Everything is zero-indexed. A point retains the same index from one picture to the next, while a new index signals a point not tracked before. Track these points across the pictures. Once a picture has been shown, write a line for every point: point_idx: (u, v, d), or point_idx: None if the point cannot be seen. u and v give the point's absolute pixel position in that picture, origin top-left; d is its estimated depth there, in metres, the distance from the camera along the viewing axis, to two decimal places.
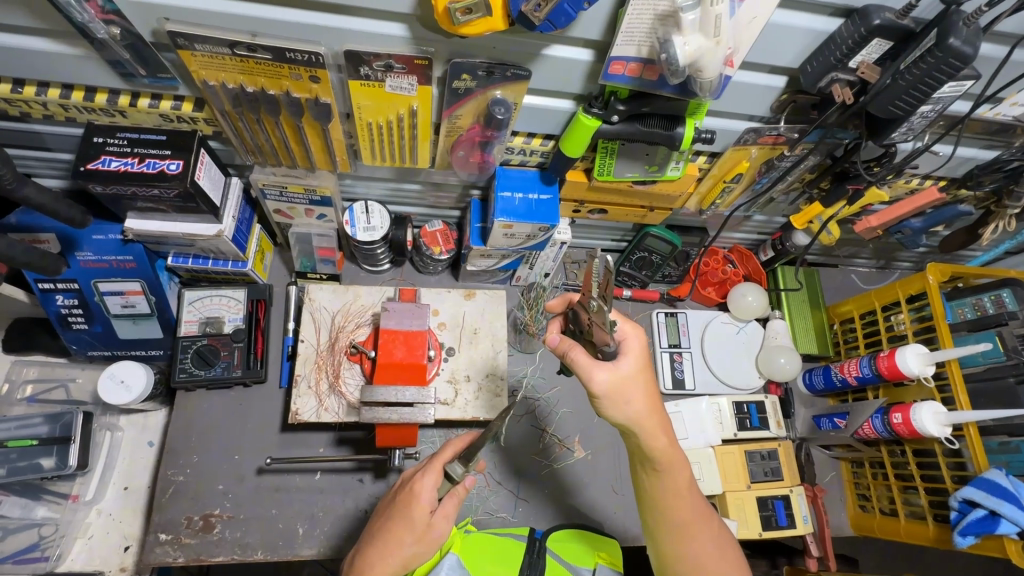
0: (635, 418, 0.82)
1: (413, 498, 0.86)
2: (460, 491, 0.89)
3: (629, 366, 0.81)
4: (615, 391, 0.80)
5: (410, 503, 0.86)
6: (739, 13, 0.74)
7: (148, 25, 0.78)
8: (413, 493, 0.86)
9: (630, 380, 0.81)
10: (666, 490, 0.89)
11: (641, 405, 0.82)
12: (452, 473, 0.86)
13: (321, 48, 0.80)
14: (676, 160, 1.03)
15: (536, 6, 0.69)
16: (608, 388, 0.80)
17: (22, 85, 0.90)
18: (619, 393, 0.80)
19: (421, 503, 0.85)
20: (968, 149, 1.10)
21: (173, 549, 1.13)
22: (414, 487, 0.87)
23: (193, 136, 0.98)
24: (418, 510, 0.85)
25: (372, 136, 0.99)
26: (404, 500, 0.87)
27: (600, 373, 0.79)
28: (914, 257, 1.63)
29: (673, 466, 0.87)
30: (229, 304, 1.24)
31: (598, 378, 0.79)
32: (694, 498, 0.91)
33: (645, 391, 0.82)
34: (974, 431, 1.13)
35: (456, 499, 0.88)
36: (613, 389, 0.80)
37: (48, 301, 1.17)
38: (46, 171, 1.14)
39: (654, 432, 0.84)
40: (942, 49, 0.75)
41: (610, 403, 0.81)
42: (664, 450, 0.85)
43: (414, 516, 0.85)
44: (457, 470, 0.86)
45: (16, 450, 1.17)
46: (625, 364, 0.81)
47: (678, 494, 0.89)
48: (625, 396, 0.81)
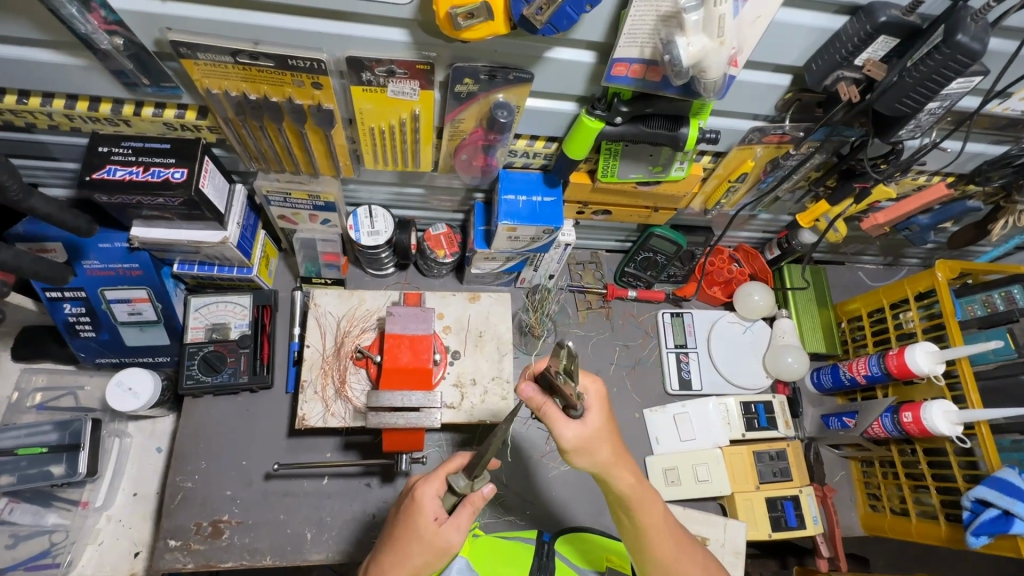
0: (606, 462, 0.78)
1: (415, 506, 0.84)
2: (476, 501, 0.84)
3: (595, 419, 0.76)
4: (584, 443, 0.76)
5: (414, 512, 0.84)
6: (743, 13, 0.73)
7: (151, 34, 0.78)
8: (415, 502, 0.85)
9: (598, 432, 0.76)
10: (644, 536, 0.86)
11: (610, 448, 0.78)
12: (454, 486, 0.83)
13: (323, 54, 0.80)
14: (681, 161, 1.02)
15: (538, 9, 0.68)
16: (576, 443, 0.75)
17: (27, 96, 0.90)
18: (591, 443, 0.76)
19: (425, 512, 0.84)
20: (976, 144, 1.09)
21: (182, 555, 1.13)
22: (416, 496, 0.85)
23: (197, 144, 0.98)
24: (423, 518, 0.84)
25: (375, 141, 0.99)
26: (408, 507, 0.86)
27: (568, 431, 0.75)
28: (922, 254, 1.61)
29: (646, 507, 0.84)
30: (235, 310, 1.24)
31: (564, 435, 0.75)
32: (675, 536, 0.88)
33: (608, 438, 0.78)
34: (985, 429, 1.12)
35: (470, 509, 0.84)
36: (585, 439, 0.76)
37: (56, 310, 1.17)
38: (52, 180, 1.14)
39: (622, 473, 0.80)
40: (950, 45, 0.74)
41: (580, 455, 0.77)
42: (632, 488, 0.81)
43: (419, 525, 0.84)
44: (460, 483, 0.83)
45: (26, 457, 1.18)
46: (591, 419, 0.76)
47: (656, 531, 0.86)
48: (593, 447, 0.77)
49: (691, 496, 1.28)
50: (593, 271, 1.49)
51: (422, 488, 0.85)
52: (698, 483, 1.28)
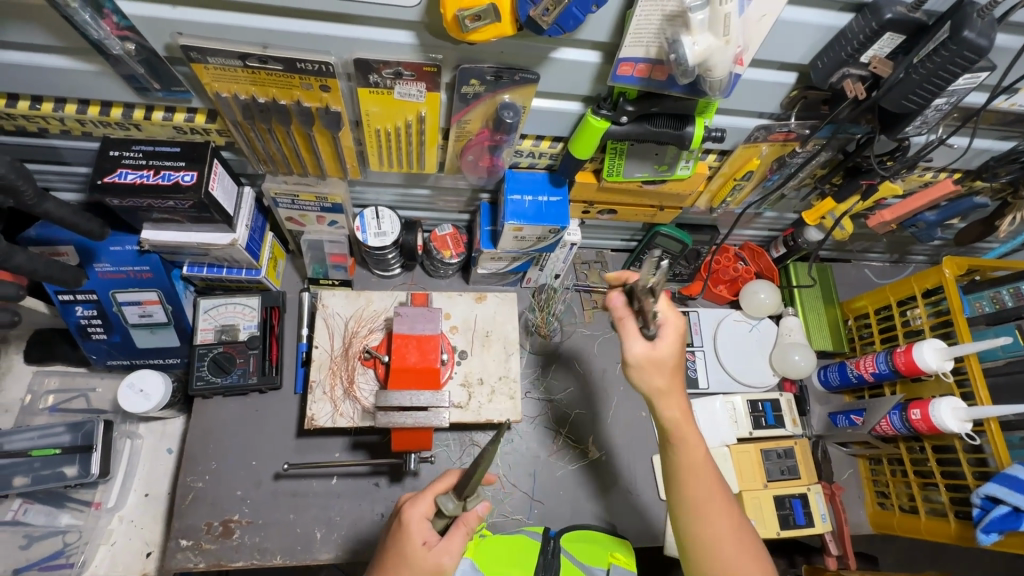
0: (664, 391, 0.85)
1: (403, 531, 0.85)
2: (469, 520, 0.86)
3: (669, 341, 0.84)
4: (647, 360, 0.84)
5: (403, 538, 0.85)
6: (748, 12, 0.73)
7: (162, 39, 0.79)
8: (403, 526, 0.85)
9: (662, 358, 0.84)
10: (695, 499, 0.86)
11: (668, 378, 0.85)
12: (443, 509, 0.83)
13: (331, 57, 0.81)
14: (686, 159, 1.03)
15: (544, 10, 0.69)
16: (643, 354, 0.83)
17: (40, 102, 0.92)
18: (653, 364, 0.84)
19: (412, 538, 0.84)
20: (983, 141, 1.09)
21: (194, 554, 1.14)
22: (403, 520, 0.86)
23: (206, 147, 0.99)
24: (411, 543, 0.84)
25: (382, 142, 0.99)
26: (396, 530, 0.86)
27: (636, 344, 0.84)
28: (928, 251, 1.61)
29: (689, 443, 0.86)
30: (244, 311, 1.25)
31: (633, 348, 0.84)
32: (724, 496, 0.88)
33: (672, 368, 0.85)
34: (994, 426, 1.11)
35: (464, 529, 0.85)
36: (647, 358, 0.84)
37: (68, 312, 1.19)
38: (63, 185, 1.16)
39: (670, 401, 0.86)
40: (956, 42, 0.74)
41: (644, 368, 0.84)
42: (679, 420, 0.86)
43: (407, 550, 0.83)
44: (449, 505, 0.83)
45: (39, 459, 1.19)
46: (662, 345, 0.84)
47: (700, 477, 0.87)
48: (653, 371, 0.84)
49: None
50: (599, 270, 1.50)
51: (409, 510, 0.85)
52: None
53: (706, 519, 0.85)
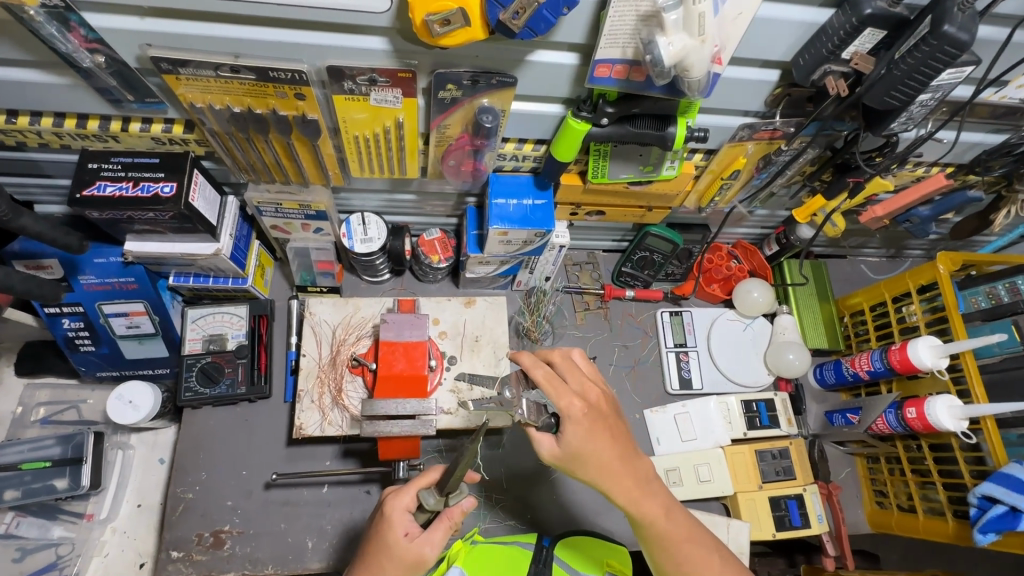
0: (605, 472, 0.85)
1: (385, 522, 0.85)
2: (452, 515, 0.84)
3: (573, 435, 0.83)
4: (573, 457, 0.84)
5: (385, 529, 0.85)
6: (724, 10, 0.72)
7: (132, 51, 0.78)
8: (385, 518, 0.85)
9: (579, 447, 0.83)
10: (675, 562, 0.89)
11: (599, 457, 0.84)
12: (425, 504, 0.82)
13: (303, 65, 0.80)
14: (671, 160, 1.02)
15: (514, 13, 0.68)
16: (561, 455, 0.85)
17: (16, 115, 0.91)
18: (580, 458, 0.84)
19: (394, 528, 0.84)
20: (973, 134, 1.07)
21: (185, 566, 1.14)
22: (385, 511, 0.86)
23: (185, 157, 0.98)
24: (392, 533, 0.84)
25: (362, 150, 0.99)
26: (380, 523, 0.86)
27: (547, 445, 0.85)
28: (925, 245, 1.58)
29: (646, 519, 0.87)
30: (232, 320, 1.25)
31: (544, 450, 0.86)
32: (703, 546, 0.89)
33: (597, 454, 0.84)
34: (991, 423, 1.09)
35: (447, 523, 0.84)
36: (565, 455, 0.84)
37: (55, 325, 1.18)
38: (47, 197, 1.15)
39: (616, 477, 0.86)
40: (937, 36, 0.72)
41: (577, 464, 0.85)
42: (629, 497, 0.87)
43: (388, 540, 0.83)
44: (430, 500, 0.82)
45: (30, 472, 1.19)
46: (569, 438, 0.83)
47: (673, 542, 0.88)
48: (579, 464, 0.84)
49: (694, 496, 1.26)
50: (590, 272, 1.48)
51: (391, 502, 0.86)
52: (701, 483, 1.27)
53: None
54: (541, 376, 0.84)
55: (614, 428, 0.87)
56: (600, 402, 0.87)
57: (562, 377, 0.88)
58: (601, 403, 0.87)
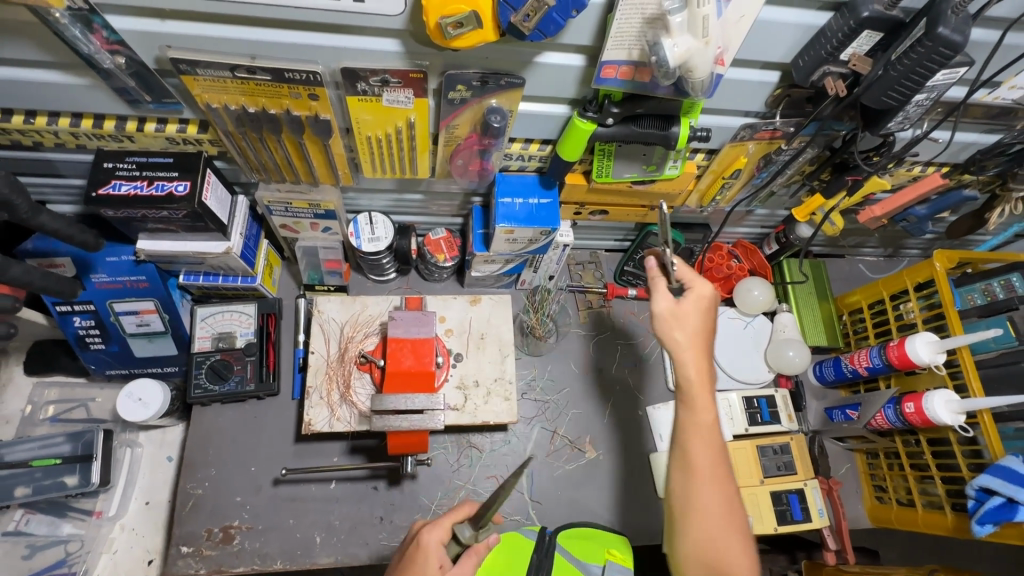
0: (689, 346, 0.90)
1: (420, 553, 0.84)
2: (479, 549, 0.87)
3: (692, 303, 0.92)
4: (680, 316, 0.91)
5: (420, 562, 0.84)
6: (726, 14, 0.75)
7: (151, 52, 0.81)
8: (420, 549, 0.85)
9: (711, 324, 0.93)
10: (696, 461, 0.86)
11: (697, 332, 0.91)
12: (460, 536, 0.83)
13: (318, 67, 0.82)
14: (674, 159, 1.04)
15: (525, 16, 0.70)
16: (667, 311, 0.91)
17: (33, 116, 0.93)
18: (684, 319, 0.91)
19: (430, 561, 0.83)
20: (967, 135, 1.09)
21: (195, 561, 1.15)
22: (420, 544, 0.85)
23: (199, 157, 1.00)
24: (429, 565, 0.83)
25: (372, 149, 1.01)
26: (412, 554, 0.86)
27: (661, 298, 0.92)
28: (922, 245, 1.61)
29: (695, 409, 0.87)
30: (241, 319, 1.26)
31: (658, 302, 0.92)
32: (725, 467, 0.86)
33: (699, 325, 0.91)
34: (987, 417, 1.11)
35: (474, 557, 0.87)
36: (676, 312, 0.91)
37: (66, 323, 1.20)
38: (59, 197, 1.17)
39: (690, 362, 0.89)
40: (932, 38, 0.75)
41: (676, 324, 0.91)
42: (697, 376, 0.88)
43: (426, 568, 0.83)
44: (465, 533, 0.83)
45: (40, 469, 1.20)
46: (684, 302, 0.92)
47: (703, 438, 0.87)
48: (675, 323, 0.91)
49: None
50: (593, 271, 1.51)
51: (427, 535, 0.85)
52: None
53: (699, 480, 0.85)
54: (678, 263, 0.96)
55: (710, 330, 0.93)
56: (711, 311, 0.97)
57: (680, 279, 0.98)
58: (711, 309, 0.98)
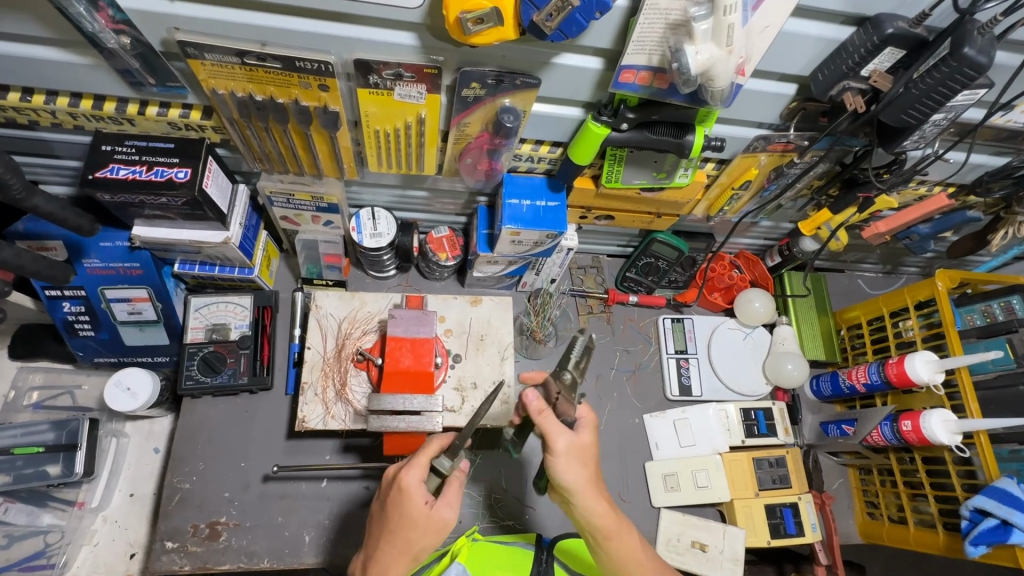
0: (582, 484, 0.85)
1: (404, 496, 0.84)
2: (459, 477, 0.88)
3: (585, 436, 0.88)
4: (574, 453, 0.85)
5: (405, 502, 0.84)
6: (751, 23, 0.73)
7: (158, 34, 0.78)
8: (401, 491, 0.84)
9: (586, 448, 0.87)
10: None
11: (585, 478, 0.86)
12: (441, 468, 0.85)
13: (330, 57, 0.80)
14: (684, 168, 1.03)
15: (548, 15, 0.68)
16: (568, 448, 0.85)
17: (31, 94, 0.90)
18: (577, 457, 0.86)
19: (415, 499, 0.84)
20: (978, 155, 1.09)
21: (179, 557, 1.12)
22: (401, 486, 0.85)
23: (201, 144, 0.98)
24: (413, 504, 0.84)
25: (379, 144, 0.99)
26: (395, 497, 0.86)
27: (561, 437, 0.84)
28: (921, 262, 1.62)
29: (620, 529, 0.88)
30: (236, 311, 1.23)
31: (558, 440, 0.84)
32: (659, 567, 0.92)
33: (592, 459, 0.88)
34: (984, 439, 1.12)
35: (456, 485, 0.88)
36: (573, 449, 0.85)
37: (55, 308, 1.17)
38: (54, 178, 1.13)
39: (593, 497, 0.86)
40: (956, 58, 0.74)
41: (568, 464, 0.85)
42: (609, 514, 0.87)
43: (412, 513, 0.84)
44: (444, 464, 0.85)
45: (22, 457, 1.17)
46: (584, 436, 0.88)
47: (635, 564, 0.89)
48: (576, 464, 0.86)
49: (691, 502, 1.28)
50: (594, 276, 1.50)
51: (407, 476, 0.84)
52: (698, 489, 1.28)
53: None
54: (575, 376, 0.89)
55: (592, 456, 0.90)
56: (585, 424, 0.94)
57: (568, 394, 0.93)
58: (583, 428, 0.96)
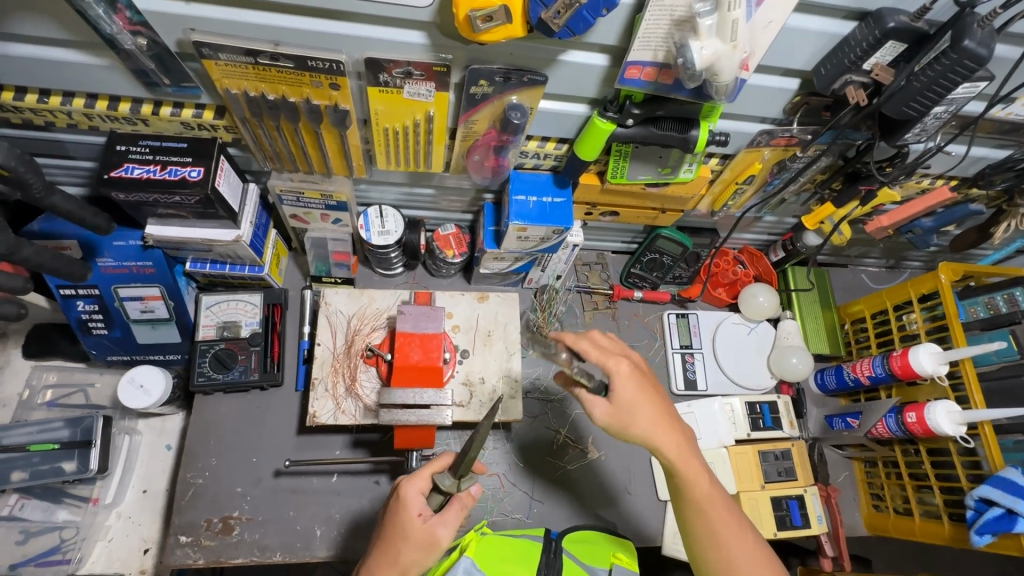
0: (649, 428, 0.87)
1: (399, 503, 0.86)
2: (465, 499, 0.87)
3: (625, 391, 0.88)
4: (625, 411, 0.87)
5: (401, 510, 0.86)
6: (755, 18, 0.75)
7: (174, 35, 0.80)
8: (399, 500, 0.87)
9: (625, 406, 0.87)
10: (712, 529, 0.89)
11: (646, 418, 0.88)
12: (441, 485, 0.86)
13: (342, 56, 0.82)
14: (689, 163, 1.04)
15: (556, 13, 0.70)
16: (610, 413, 0.88)
17: (47, 95, 0.92)
18: (630, 411, 0.87)
19: (408, 509, 0.86)
20: (980, 148, 1.10)
21: (193, 551, 1.14)
22: (399, 493, 0.88)
23: (213, 143, 0.99)
24: (406, 513, 0.85)
25: (389, 142, 1.00)
26: (393, 506, 0.88)
27: (598, 406, 0.88)
28: (924, 256, 1.63)
29: (693, 477, 0.88)
30: (247, 309, 1.25)
31: (597, 414, 0.89)
32: (738, 518, 0.90)
33: (642, 407, 0.88)
34: (988, 429, 1.13)
35: (460, 507, 0.86)
36: (616, 411, 0.88)
37: (69, 307, 1.19)
38: (67, 178, 1.15)
39: (667, 437, 0.88)
40: (957, 51, 0.75)
41: (627, 421, 0.87)
42: (677, 453, 0.88)
43: (404, 522, 0.85)
44: (446, 482, 0.87)
45: (38, 453, 1.18)
46: (619, 394, 0.87)
47: (708, 505, 0.89)
48: (629, 419, 0.87)
49: None
50: (599, 272, 1.51)
51: (406, 484, 0.87)
52: None
53: (726, 548, 0.88)
54: (587, 346, 0.91)
55: (658, 394, 0.91)
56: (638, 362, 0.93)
57: (606, 345, 0.93)
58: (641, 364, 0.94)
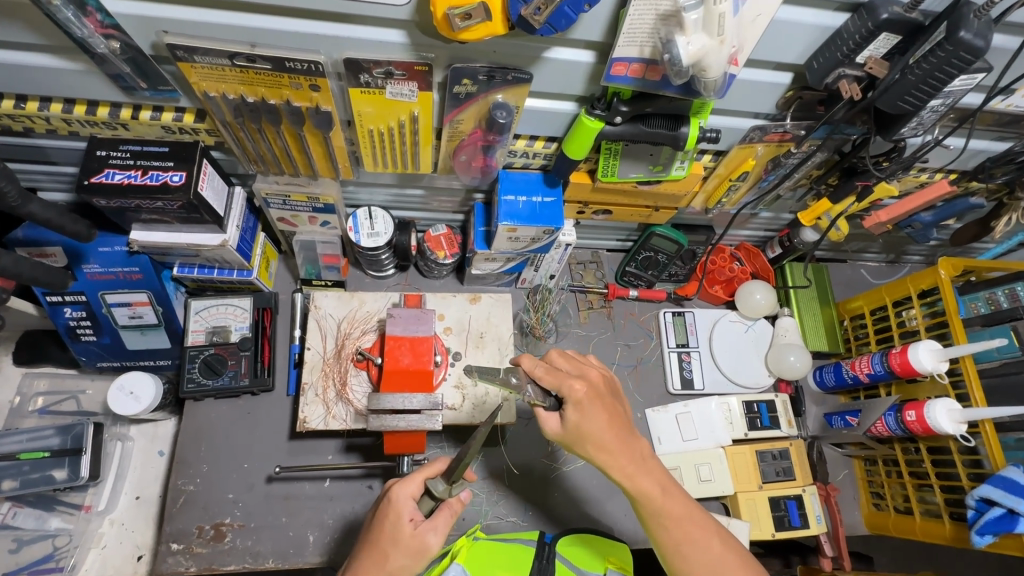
0: (603, 445, 0.86)
1: (390, 507, 0.85)
2: (454, 505, 0.86)
3: (574, 415, 0.86)
4: (577, 433, 0.86)
5: (392, 516, 0.84)
6: (743, 12, 0.72)
7: (148, 38, 0.78)
8: (391, 505, 0.85)
9: (581, 429, 0.86)
10: (672, 542, 0.87)
11: (598, 435, 0.86)
12: (433, 490, 0.84)
13: (321, 56, 0.80)
14: (681, 160, 1.02)
15: (536, 9, 0.68)
16: (563, 434, 0.87)
17: (25, 100, 0.90)
18: (582, 435, 0.86)
19: (401, 514, 0.84)
20: (979, 141, 1.08)
21: (185, 558, 1.13)
22: (390, 497, 0.85)
23: (195, 147, 0.98)
24: (399, 519, 0.83)
25: (374, 143, 0.98)
26: (384, 509, 0.86)
27: (552, 423, 0.88)
28: (925, 251, 1.61)
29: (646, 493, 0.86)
30: (236, 313, 1.24)
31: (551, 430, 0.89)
32: (701, 527, 0.87)
33: (595, 427, 0.86)
34: (989, 427, 1.11)
35: (449, 512, 0.85)
36: (569, 433, 0.87)
37: (56, 314, 1.17)
38: (51, 184, 1.14)
39: (616, 454, 0.86)
40: (953, 42, 0.73)
41: (578, 441, 0.87)
42: (624, 472, 0.86)
43: (395, 527, 0.83)
44: (438, 487, 0.84)
45: (28, 462, 1.17)
46: (570, 416, 0.86)
47: (664, 518, 0.87)
48: (580, 442, 0.87)
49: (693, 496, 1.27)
50: (594, 271, 1.49)
51: (397, 488, 0.85)
52: (701, 482, 1.28)
53: (686, 557, 0.86)
54: (542, 371, 0.88)
55: (614, 408, 0.88)
56: (597, 378, 0.91)
57: (561, 366, 0.91)
58: (599, 382, 0.90)
